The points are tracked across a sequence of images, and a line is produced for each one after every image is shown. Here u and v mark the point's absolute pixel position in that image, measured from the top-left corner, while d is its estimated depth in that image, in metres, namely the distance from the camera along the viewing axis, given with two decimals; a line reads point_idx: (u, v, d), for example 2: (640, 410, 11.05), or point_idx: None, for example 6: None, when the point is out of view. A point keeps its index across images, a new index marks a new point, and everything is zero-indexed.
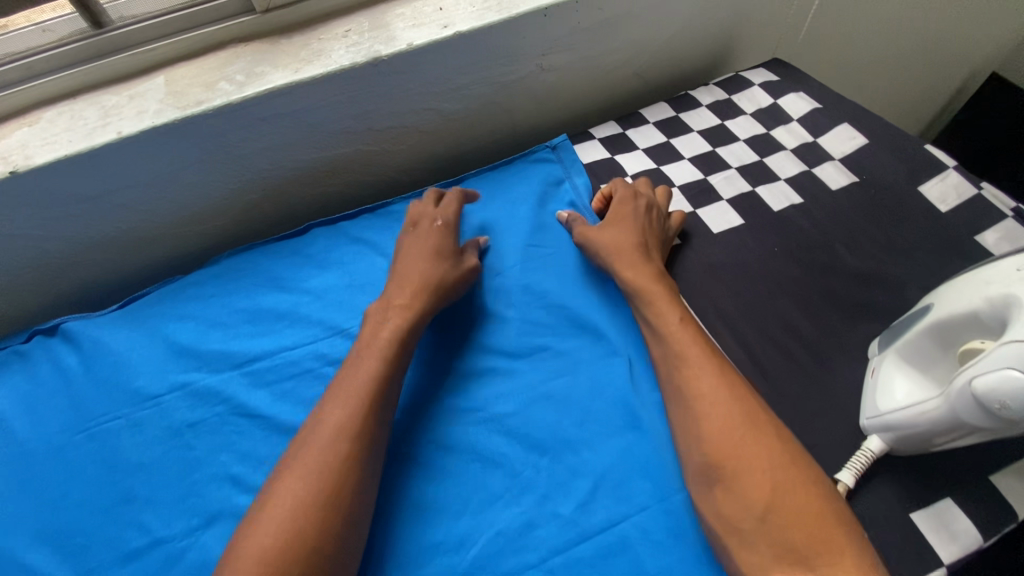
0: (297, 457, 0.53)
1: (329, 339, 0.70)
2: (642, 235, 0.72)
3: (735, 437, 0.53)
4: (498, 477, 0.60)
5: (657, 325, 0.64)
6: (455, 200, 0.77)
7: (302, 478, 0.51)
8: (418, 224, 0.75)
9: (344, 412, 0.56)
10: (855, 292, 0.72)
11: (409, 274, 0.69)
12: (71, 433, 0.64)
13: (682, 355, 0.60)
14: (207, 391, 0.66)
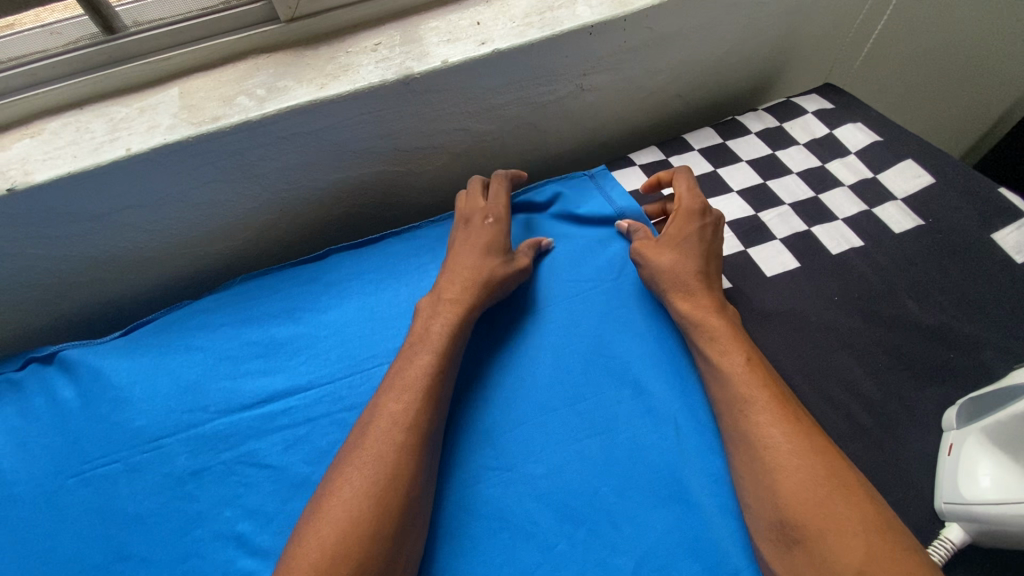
0: (319, 521, 0.49)
1: (346, 380, 0.64)
2: (704, 261, 0.67)
3: (818, 494, 0.48)
4: (530, 549, 0.54)
5: (717, 365, 0.59)
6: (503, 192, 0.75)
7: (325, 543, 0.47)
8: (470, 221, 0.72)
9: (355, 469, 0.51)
10: (928, 351, 0.64)
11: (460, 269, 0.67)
12: (64, 476, 0.59)
13: (746, 397, 0.55)
14: (212, 435, 0.61)
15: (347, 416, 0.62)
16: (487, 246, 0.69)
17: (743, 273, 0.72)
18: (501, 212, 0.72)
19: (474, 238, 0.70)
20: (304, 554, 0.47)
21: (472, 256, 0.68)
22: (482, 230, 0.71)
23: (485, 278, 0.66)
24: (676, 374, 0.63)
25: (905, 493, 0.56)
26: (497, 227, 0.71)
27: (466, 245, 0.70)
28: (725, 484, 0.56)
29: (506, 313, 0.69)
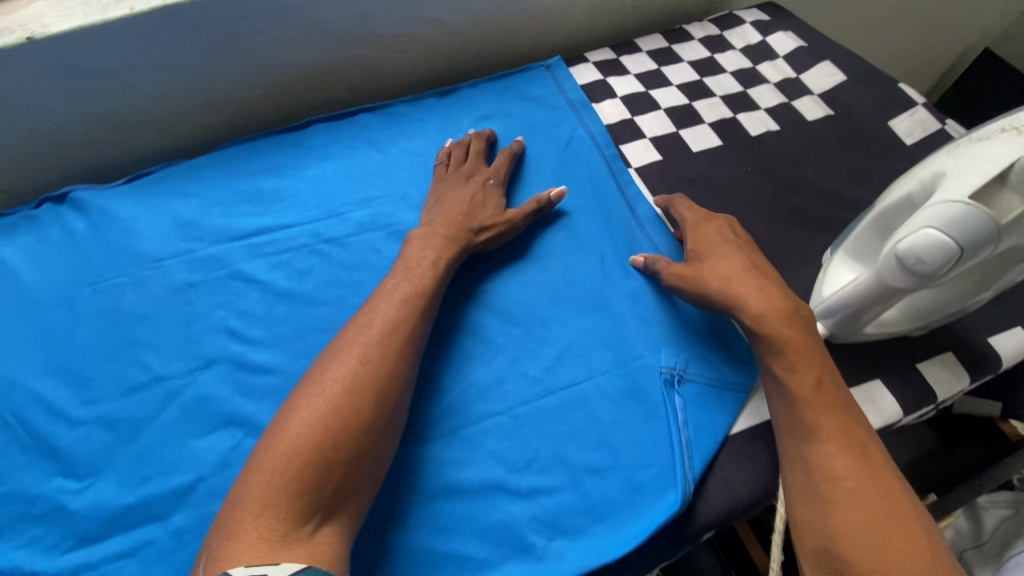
0: (304, 411, 0.51)
1: (324, 221, 0.74)
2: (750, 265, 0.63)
3: (874, 533, 0.46)
4: (476, 341, 0.65)
5: (784, 384, 0.56)
6: (506, 157, 0.78)
7: (312, 423, 0.50)
8: (471, 177, 0.75)
9: (346, 369, 0.54)
10: (821, 209, 0.76)
11: (452, 211, 0.71)
12: (80, 285, 0.69)
13: (811, 427, 0.53)
14: (208, 258, 0.71)
15: (325, 247, 0.72)
16: (481, 201, 0.73)
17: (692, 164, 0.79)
18: (495, 172, 0.76)
19: (478, 196, 0.73)
20: (290, 436, 0.50)
21: (462, 205, 0.72)
22: (480, 187, 0.74)
23: (473, 228, 0.70)
24: (606, 223, 0.75)
25: None
26: (491, 187, 0.75)
27: (457, 195, 0.73)
28: (638, 299, 0.68)
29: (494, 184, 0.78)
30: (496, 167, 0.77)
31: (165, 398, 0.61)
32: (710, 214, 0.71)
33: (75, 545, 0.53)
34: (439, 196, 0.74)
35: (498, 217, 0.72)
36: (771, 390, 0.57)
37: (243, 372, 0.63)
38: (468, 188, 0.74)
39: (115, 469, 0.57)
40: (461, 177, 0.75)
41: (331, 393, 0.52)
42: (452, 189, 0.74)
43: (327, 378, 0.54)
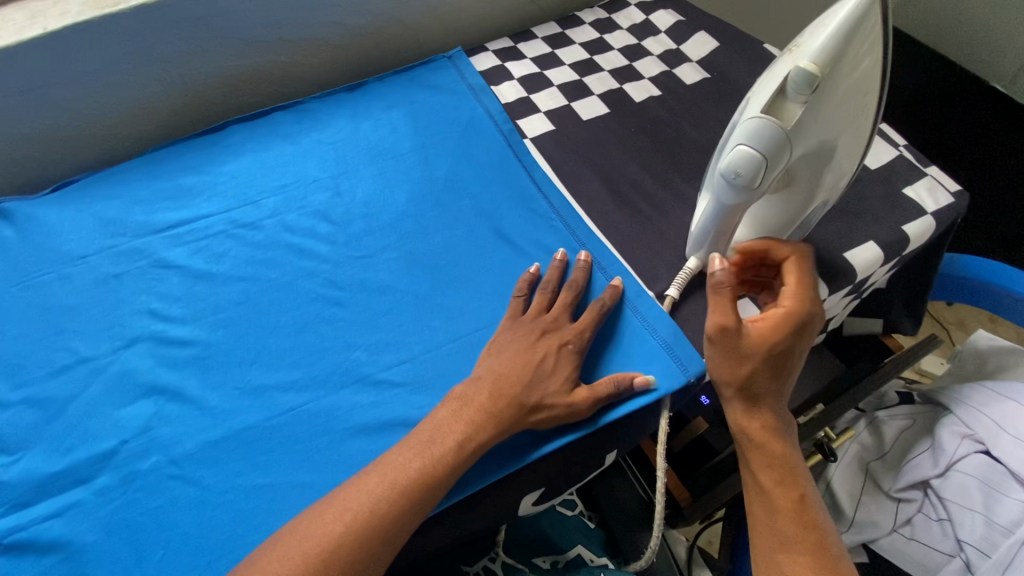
0: (278, 559, 0.48)
1: (240, 209, 0.80)
2: (784, 385, 0.57)
3: None
4: (383, 300, 0.71)
5: (770, 495, 0.55)
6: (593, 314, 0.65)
7: (291, 574, 0.48)
8: (546, 337, 0.63)
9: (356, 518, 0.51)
10: (697, 159, 0.83)
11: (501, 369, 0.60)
12: (8, 285, 0.73)
13: (789, 536, 0.53)
14: (131, 250, 0.76)
15: (242, 232, 0.77)
16: (551, 367, 0.60)
17: (580, 132, 0.87)
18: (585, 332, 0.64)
19: (552, 366, 0.60)
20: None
21: (534, 373, 0.59)
22: (562, 351, 0.61)
23: (530, 405, 0.58)
24: (507, 187, 0.80)
25: (663, 245, 0.74)
26: (574, 353, 0.62)
27: (522, 355, 0.61)
28: (532, 251, 0.74)
29: (401, 163, 0.84)
30: (592, 316, 0.65)
31: (91, 376, 0.66)
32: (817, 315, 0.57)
33: (5, 512, 0.57)
34: (505, 352, 0.62)
35: (568, 396, 0.59)
36: (750, 487, 0.57)
37: (164, 346, 0.68)
38: (547, 350, 0.61)
39: (44, 441, 0.61)
40: (538, 331, 0.63)
41: (317, 548, 0.49)
42: (520, 351, 0.61)
43: (322, 525, 0.50)
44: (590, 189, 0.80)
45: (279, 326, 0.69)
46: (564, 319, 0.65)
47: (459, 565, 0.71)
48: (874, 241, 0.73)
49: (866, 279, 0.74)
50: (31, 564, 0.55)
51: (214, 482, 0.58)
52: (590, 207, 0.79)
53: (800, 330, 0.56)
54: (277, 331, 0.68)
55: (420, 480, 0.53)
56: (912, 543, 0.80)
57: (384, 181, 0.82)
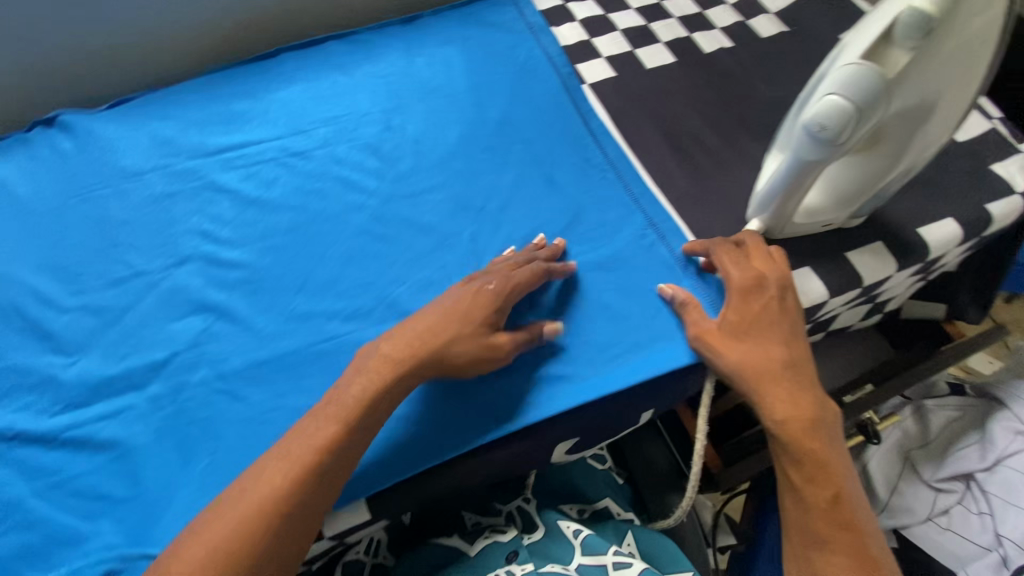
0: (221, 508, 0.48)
1: (291, 138, 0.79)
2: (786, 361, 0.56)
3: None
4: (426, 239, 0.70)
5: (801, 493, 0.54)
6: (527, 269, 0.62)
7: (200, 564, 0.45)
8: (472, 285, 0.60)
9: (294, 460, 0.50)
10: (766, 118, 0.78)
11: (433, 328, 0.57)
12: (68, 196, 0.75)
13: (821, 537, 0.52)
14: (184, 172, 0.76)
15: (292, 161, 0.77)
16: (466, 312, 0.57)
17: (642, 82, 0.82)
18: (518, 284, 0.60)
19: (463, 312, 0.57)
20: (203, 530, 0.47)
21: (458, 321, 0.57)
22: (488, 299, 0.58)
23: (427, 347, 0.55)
24: (562, 133, 0.77)
25: (721, 206, 0.71)
26: (502, 306, 0.59)
27: (446, 304, 0.59)
28: (583, 202, 0.71)
29: (453, 102, 0.81)
30: (526, 270, 0.62)
31: (144, 289, 0.67)
32: (761, 271, 0.60)
33: (62, 410, 0.60)
34: (434, 304, 0.59)
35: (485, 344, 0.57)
36: (781, 485, 0.55)
37: (214, 267, 0.69)
38: (477, 298, 0.58)
39: (100, 347, 0.64)
40: (476, 283, 0.60)
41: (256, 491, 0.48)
42: (452, 301, 0.58)
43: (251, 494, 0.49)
44: (648, 142, 0.77)
45: (324, 256, 0.69)
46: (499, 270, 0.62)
47: (494, 504, 0.73)
48: (953, 219, 0.68)
49: (938, 259, 0.70)
50: (87, 460, 0.57)
51: (258, 400, 0.60)
52: (648, 160, 0.75)
53: (745, 296, 0.59)
54: (323, 261, 0.69)
55: (348, 417, 0.52)
56: (947, 533, 0.79)
57: (435, 119, 0.80)
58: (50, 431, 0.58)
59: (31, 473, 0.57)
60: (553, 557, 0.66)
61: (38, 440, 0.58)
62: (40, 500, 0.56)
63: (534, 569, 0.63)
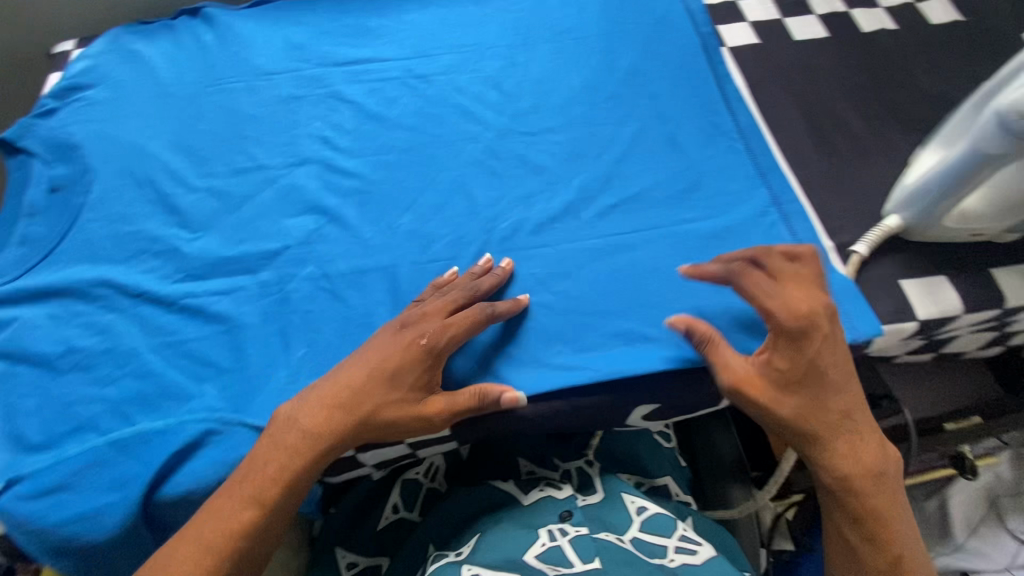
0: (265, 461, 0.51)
1: (416, 59, 0.79)
2: (844, 411, 0.53)
3: None
4: (537, 179, 0.69)
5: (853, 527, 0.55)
6: (467, 317, 0.56)
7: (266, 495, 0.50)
8: (404, 332, 0.55)
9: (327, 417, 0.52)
10: (921, 111, 0.72)
11: (377, 362, 0.54)
12: (204, 85, 0.78)
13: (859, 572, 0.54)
14: (312, 77, 0.78)
15: (415, 82, 0.77)
16: (397, 366, 0.53)
17: (787, 54, 0.77)
18: (445, 336, 0.55)
19: (394, 367, 0.53)
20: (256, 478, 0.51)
21: (381, 383, 0.52)
22: (418, 357, 0.53)
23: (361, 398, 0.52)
24: (692, 94, 0.73)
25: (855, 196, 0.66)
26: (434, 358, 0.54)
27: (370, 357, 0.54)
28: (705, 168, 0.68)
29: (583, 45, 0.78)
30: (461, 319, 0.56)
31: (265, 182, 0.70)
32: (811, 306, 0.51)
33: (183, 279, 0.64)
34: (356, 358, 0.55)
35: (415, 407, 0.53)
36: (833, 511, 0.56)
37: (330, 173, 0.71)
38: (407, 354, 0.54)
39: (220, 228, 0.67)
40: (405, 335, 0.55)
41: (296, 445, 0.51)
42: (377, 355, 0.54)
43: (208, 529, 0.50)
44: (783, 118, 0.72)
45: (434, 181, 0.70)
46: (435, 315, 0.56)
47: (552, 458, 0.73)
48: None
49: None
50: (199, 328, 0.61)
51: (359, 304, 0.62)
52: (782, 137, 0.71)
53: (792, 338, 0.51)
54: (434, 184, 0.69)
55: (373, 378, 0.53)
56: None
57: (562, 60, 0.77)
58: (170, 296, 0.63)
59: (149, 329, 0.61)
60: (609, 525, 0.64)
61: (159, 302, 0.63)
62: (153, 355, 0.60)
63: (590, 533, 0.61)
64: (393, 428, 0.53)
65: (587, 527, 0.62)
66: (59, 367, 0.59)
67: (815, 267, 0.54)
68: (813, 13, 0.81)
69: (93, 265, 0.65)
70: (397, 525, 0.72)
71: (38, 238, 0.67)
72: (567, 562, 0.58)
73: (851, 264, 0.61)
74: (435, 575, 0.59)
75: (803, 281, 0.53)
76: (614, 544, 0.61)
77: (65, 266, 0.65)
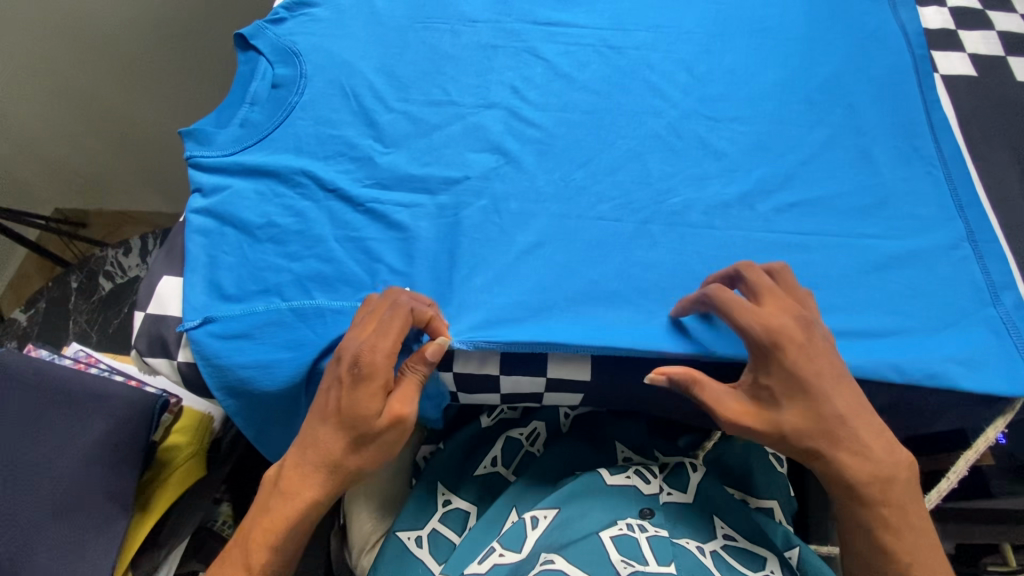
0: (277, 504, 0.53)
1: (612, 32, 0.81)
2: (842, 417, 0.49)
3: None
4: (715, 164, 0.69)
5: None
6: (398, 328, 0.52)
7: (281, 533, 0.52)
8: (337, 361, 0.53)
9: (308, 448, 0.53)
10: None
11: (328, 400, 0.53)
12: (414, 21, 0.84)
13: None
14: (512, 31, 0.82)
15: (608, 52, 0.79)
16: (347, 402, 0.51)
17: (1008, 92, 0.73)
18: (375, 364, 0.51)
19: (337, 399, 0.52)
20: (271, 519, 0.52)
21: (331, 423, 0.52)
22: (353, 392, 0.51)
23: (337, 433, 0.52)
24: (893, 113, 0.70)
25: None
26: (368, 382, 0.51)
27: (318, 400, 0.53)
28: (895, 189, 0.65)
29: (784, 46, 0.78)
30: (387, 342, 0.51)
31: (454, 117, 0.75)
32: (764, 319, 0.51)
33: (372, 186, 0.70)
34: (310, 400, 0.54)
35: (370, 432, 0.51)
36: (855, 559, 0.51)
37: (515, 120, 0.74)
38: (342, 389, 0.52)
39: (409, 149, 0.73)
40: (340, 368, 0.52)
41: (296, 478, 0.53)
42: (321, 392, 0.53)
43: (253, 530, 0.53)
44: (991, 158, 0.68)
45: (612, 145, 0.71)
46: (362, 335, 0.52)
47: (653, 451, 0.71)
48: None
49: None
50: (378, 231, 0.67)
51: (523, 243, 0.65)
52: (986, 175, 0.67)
53: (765, 349, 0.50)
54: (611, 148, 0.71)
55: (331, 402, 0.52)
56: None
57: (760, 57, 0.77)
58: (358, 197, 0.68)
59: (336, 222, 0.67)
60: (692, 531, 0.61)
61: (348, 201, 0.69)
62: (336, 244, 0.65)
63: (669, 537, 0.59)
64: (368, 444, 0.52)
65: (667, 531, 0.59)
66: (257, 236, 0.66)
67: (801, 293, 0.54)
68: None
69: (297, 156, 0.72)
70: (491, 477, 0.71)
71: (255, 125, 0.75)
72: (640, 557, 0.55)
73: None
74: (506, 540, 0.60)
75: (775, 291, 0.53)
76: (693, 552, 0.57)
77: (274, 152, 0.73)
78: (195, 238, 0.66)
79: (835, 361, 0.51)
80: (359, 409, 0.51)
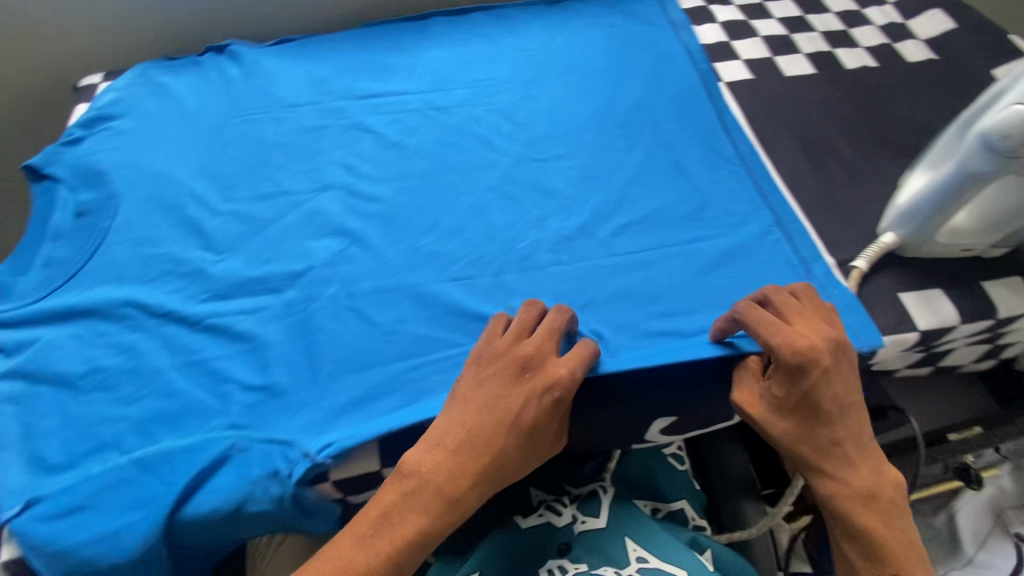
0: None
1: (433, 93, 0.83)
2: (838, 440, 0.52)
3: None
4: (551, 202, 0.72)
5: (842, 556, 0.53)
6: (585, 357, 0.53)
7: (421, 532, 0.48)
8: (533, 379, 0.51)
9: (470, 457, 0.49)
10: (906, 138, 0.78)
11: (514, 412, 0.50)
12: (231, 116, 0.81)
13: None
14: (335, 109, 0.82)
15: (433, 113, 0.81)
16: (538, 421, 0.50)
17: (781, 87, 0.84)
18: (571, 386, 0.51)
19: (528, 415, 0.50)
20: (405, 526, 0.48)
21: (515, 435, 0.50)
22: (550, 412, 0.50)
23: (511, 445, 0.50)
24: (694, 124, 0.78)
25: (853, 217, 0.71)
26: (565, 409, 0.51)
27: (497, 408, 0.50)
28: (710, 191, 0.72)
29: (591, 80, 0.84)
30: (581, 363, 0.52)
31: (289, 206, 0.73)
32: (805, 346, 0.50)
33: (209, 298, 0.65)
34: (487, 401, 0.51)
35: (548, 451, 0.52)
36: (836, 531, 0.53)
37: (353, 198, 0.73)
38: (537, 408, 0.50)
39: (245, 251, 0.69)
40: (534, 381, 0.51)
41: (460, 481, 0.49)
42: (505, 403, 0.50)
43: (400, 527, 0.49)
44: (781, 146, 0.78)
45: (452, 204, 0.73)
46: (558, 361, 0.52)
47: (564, 485, 0.69)
48: None
49: None
50: (223, 346, 0.62)
51: (383, 322, 0.64)
52: (780, 163, 0.76)
53: (792, 371, 0.50)
54: (452, 207, 0.72)
55: (522, 420, 0.50)
56: None
57: (574, 93, 0.82)
58: (194, 315, 0.63)
59: (173, 348, 0.62)
60: (609, 557, 0.61)
61: (184, 322, 0.63)
62: (177, 374, 0.60)
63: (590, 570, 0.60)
64: (533, 463, 0.52)
65: (586, 564, 0.60)
66: (81, 387, 0.59)
67: (826, 310, 0.55)
68: (802, 52, 0.88)
69: (118, 286, 0.66)
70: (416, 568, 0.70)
71: (62, 263, 0.68)
72: None
73: (853, 279, 0.65)
74: None
75: (810, 316, 0.53)
76: None
77: (89, 287, 0.66)
78: (5, 409, 0.58)
79: (852, 386, 0.53)
80: (545, 433, 0.51)
